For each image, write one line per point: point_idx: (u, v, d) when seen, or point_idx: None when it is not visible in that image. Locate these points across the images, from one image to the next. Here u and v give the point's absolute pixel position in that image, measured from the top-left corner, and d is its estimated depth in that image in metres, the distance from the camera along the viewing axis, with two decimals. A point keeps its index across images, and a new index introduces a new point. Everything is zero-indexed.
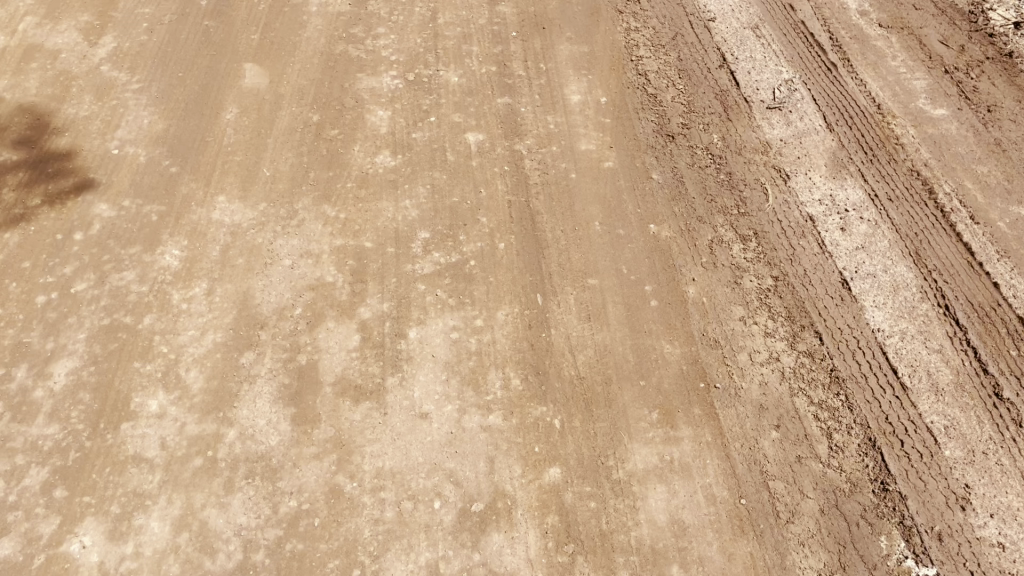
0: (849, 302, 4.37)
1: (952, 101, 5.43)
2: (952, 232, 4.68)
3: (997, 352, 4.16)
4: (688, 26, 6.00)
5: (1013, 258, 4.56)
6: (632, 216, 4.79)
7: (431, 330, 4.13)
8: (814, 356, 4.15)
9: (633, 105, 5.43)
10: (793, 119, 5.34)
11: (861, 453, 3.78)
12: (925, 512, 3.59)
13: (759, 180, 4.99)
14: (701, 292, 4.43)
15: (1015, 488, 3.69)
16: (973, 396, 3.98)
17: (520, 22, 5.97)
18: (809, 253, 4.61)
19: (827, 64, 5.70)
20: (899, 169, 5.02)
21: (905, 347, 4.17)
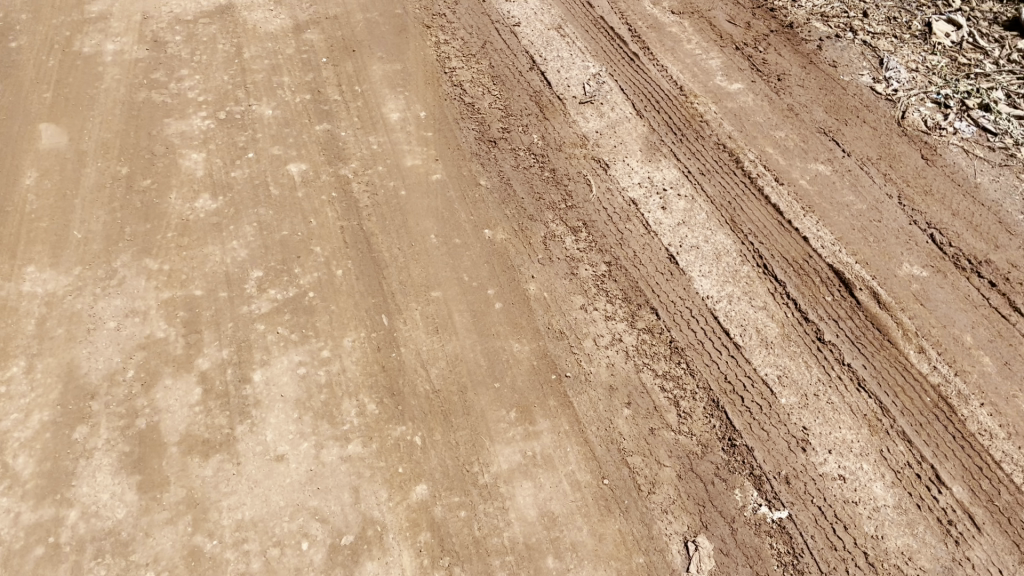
0: (678, 276, 4.61)
1: (746, 74, 5.82)
2: (761, 196, 5.01)
3: (814, 300, 4.48)
4: (496, 32, 6.14)
5: (817, 211, 4.91)
6: (465, 223, 4.85)
7: (276, 369, 4.04)
8: (654, 332, 4.35)
9: (452, 115, 5.50)
10: (604, 111, 5.57)
11: (707, 416, 4.00)
12: (771, 459, 3.83)
13: (581, 172, 5.17)
14: (541, 288, 4.55)
15: (846, 422, 3.97)
16: (799, 344, 4.29)
17: (329, 47, 5.92)
18: (636, 235, 4.82)
19: (629, 54, 5.98)
20: (707, 145, 5.34)
21: (733, 309, 4.44)
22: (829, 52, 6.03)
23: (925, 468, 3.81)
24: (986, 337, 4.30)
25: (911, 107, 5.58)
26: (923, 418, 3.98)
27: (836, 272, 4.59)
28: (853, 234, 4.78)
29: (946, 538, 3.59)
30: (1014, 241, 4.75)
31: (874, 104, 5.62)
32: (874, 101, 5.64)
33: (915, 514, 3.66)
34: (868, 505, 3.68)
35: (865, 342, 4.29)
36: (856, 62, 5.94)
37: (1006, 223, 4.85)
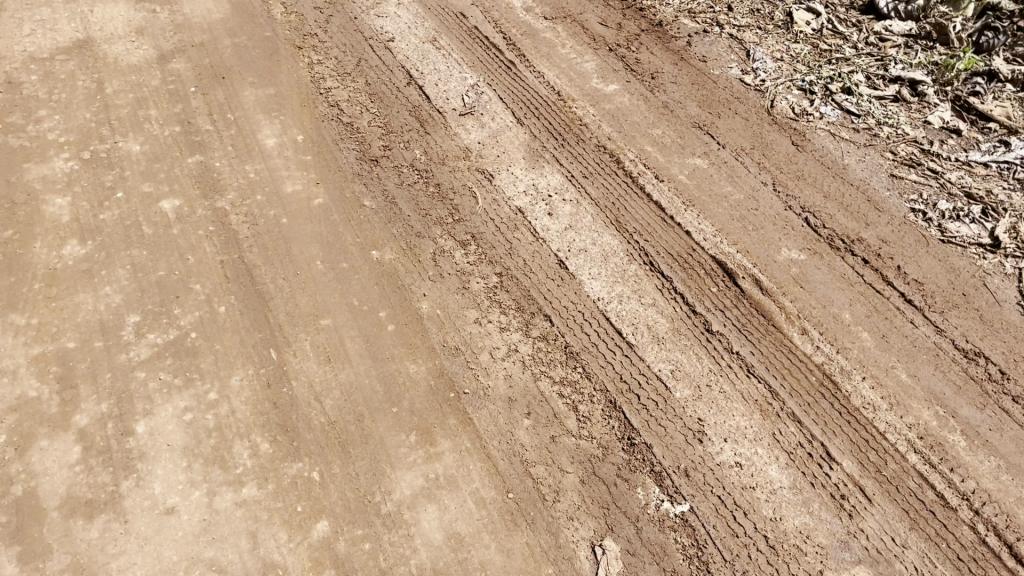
0: (568, 280, 4.64)
1: (620, 75, 5.92)
2: (643, 194, 5.10)
3: (700, 292, 4.59)
4: (370, 50, 6.08)
5: (697, 204, 5.04)
6: (352, 247, 4.76)
7: (160, 418, 3.88)
8: (549, 339, 4.36)
9: (331, 136, 5.40)
10: (485, 121, 5.57)
11: (606, 417, 4.03)
12: (669, 454, 3.89)
13: (466, 185, 5.15)
14: (433, 305, 4.49)
15: (739, 409, 4.07)
16: (689, 337, 4.38)
17: (197, 76, 5.74)
18: (525, 244, 4.83)
19: (505, 62, 6.01)
20: (588, 147, 5.40)
21: (624, 309, 4.50)
22: (699, 47, 6.19)
23: (816, 447, 3.93)
24: (864, 313, 4.48)
25: (779, 96, 5.78)
26: (810, 397, 4.12)
27: (719, 263, 4.72)
28: (733, 225, 4.92)
29: (840, 512, 3.71)
30: (883, 218, 4.97)
31: (744, 95, 5.80)
32: (744, 92, 5.82)
33: (810, 492, 3.78)
34: (765, 489, 3.78)
35: (751, 329, 4.42)
36: (725, 56, 6.12)
37: (874, 201, 5.07)
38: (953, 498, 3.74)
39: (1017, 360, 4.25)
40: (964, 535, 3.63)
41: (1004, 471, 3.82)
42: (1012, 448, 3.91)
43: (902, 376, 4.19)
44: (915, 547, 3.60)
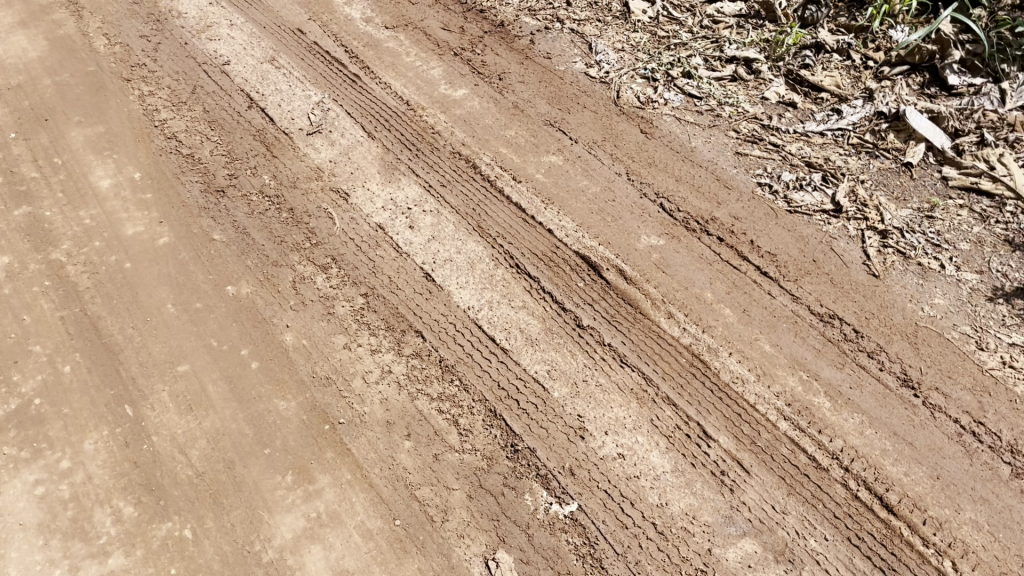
0: (437, 293, 4.56)
1: (467, 79, 5.89)
2: (503, 197, 5.08)
3: (568, 289, 4.60)
4: (205, 75, 5.82)
5: (556, 202, 5.06)
6: (205, 285, 4.52)
7: (10, 496, 3.66)
8: (422, 355, 4.26)
9: (171, 171, 5.13)
10: (334, 138, 5.42)
11: (488, 427, 3.98)
12: (554, 455, 3.88)
13: (321, 206, 4.98)
14: (298, 335, 4.31)
15: (617, 400, 4.10)
16: (562, 335, 4.38)
17: (17, 121, 5.36)
18: (388, 260, 4.71)
19: (350, 76, 5.87)
20: (443, 155, 5.33)
21: (496, 315, 4.46)
22: (542, 45, 6.23)
23: (693, 427, 4.01)
24: (724, 290, 4.61)
25: (624, 86, 5.89)
26: (683, 379, 4.20)
27: (583, 257, 4.75)
28: (592, 218, 4.97)
29: (722, 488, 3.80)
30: (733, 195, 5.14)
31: (591, 88, 5.87)
32: (590, 85, 5.90)
33: (692, 473, 3.85)
34: (649, 477, 3.82)
35: (621, 319, 4.47)
36: (568, 51, 6.18)
37: (723, 180, 5.24)
38: (824, 459, 3.89)
39: (868, 317, 4.47)
40: (838, 493, 3.77)
41: (867, 426, 4.00)
42: (873, 403, 4.09)
43: (766, 347, 4.33)
44: (794, 512, 3.72)
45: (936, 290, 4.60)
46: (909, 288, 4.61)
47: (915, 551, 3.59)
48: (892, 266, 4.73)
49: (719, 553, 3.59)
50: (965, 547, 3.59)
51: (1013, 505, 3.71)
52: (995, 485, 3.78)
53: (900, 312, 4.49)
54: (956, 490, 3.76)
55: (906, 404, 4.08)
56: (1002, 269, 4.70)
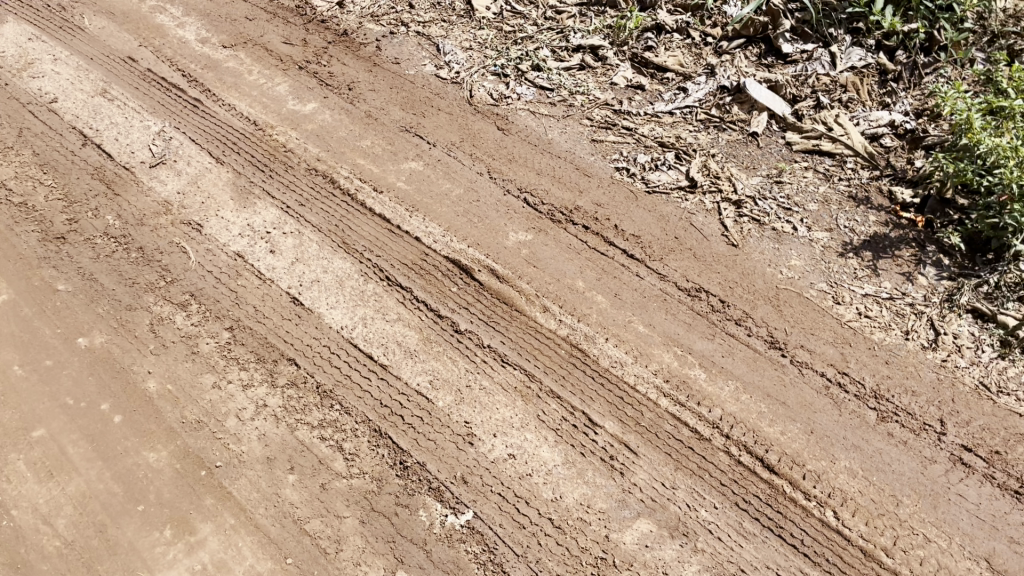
0: (307, 316, 4.40)
1: (315, 92, 5.74)
2: (366, 209, 4.95)
3: (442, 295, 4.53)
4: (32, 116, 5.47)
5: (421, 208, 4.98)
6: (54, 341, 4.25)
7: None
8: (298, 383, 4.11)
9: (4, 223, 4.80)
10: (180, 168, 5.17)
11: (374, 447, 3.88)
12: (444, 466, 3.82)
13: (173, 241, 4.75)
14: (162, 381, 4.09)
15: (501, 401, 4.08)
16: (440, 343, 4.31)
17: None
18: (252, 289, 4.53)
19: (190, 100, 5.62)
20: (299, 173, 5.16)
21: (371, 331, 4.34)
22: (389, 50, 6.14)
23: (579, 417, 4.04)
24: (595, 277, 4.67)
25: (475, 85, 5.87)
26: (564, 371, 4.22)
27: (454, 262, 4.69)
28: (458, 221, 4.92)
29: (612, 473, 3.84)
30: (593, 183, 5.21)
31: (443, 90, 5.83)
32: (442, 87, 5.85)
33: (582, 462, 3.87)
34: (541, 473, 3.83)
35: (497, 318, 4.45)
36: (416, 54, 6.11)
37: (583, 168, 5.31)
38: (706, 430, 3.99)
39: (732, 286, 4.62)
40: (721, 461, 3.88)
41: (742, 392, 4.14)
42: (745, 368, 4.24)
43: (640, 328, 4.42)
44: (682, 486, 3.81)
45: (791, 253, 4.80)
46: (768, 253, 4.80)
47: (799, 506, 3.73)
48: (749, 233, 4.91)
49: (617, 538, 3.63)
50: (843, 495, 3.75)
51: (882, 448, 3.91)
52: (864, 431, 3.97)
53: (761, 277, 4.67)
54: (829, 442, 3.94)
55: (775, 365, 4.25)
56: (849, 224, 4.95)
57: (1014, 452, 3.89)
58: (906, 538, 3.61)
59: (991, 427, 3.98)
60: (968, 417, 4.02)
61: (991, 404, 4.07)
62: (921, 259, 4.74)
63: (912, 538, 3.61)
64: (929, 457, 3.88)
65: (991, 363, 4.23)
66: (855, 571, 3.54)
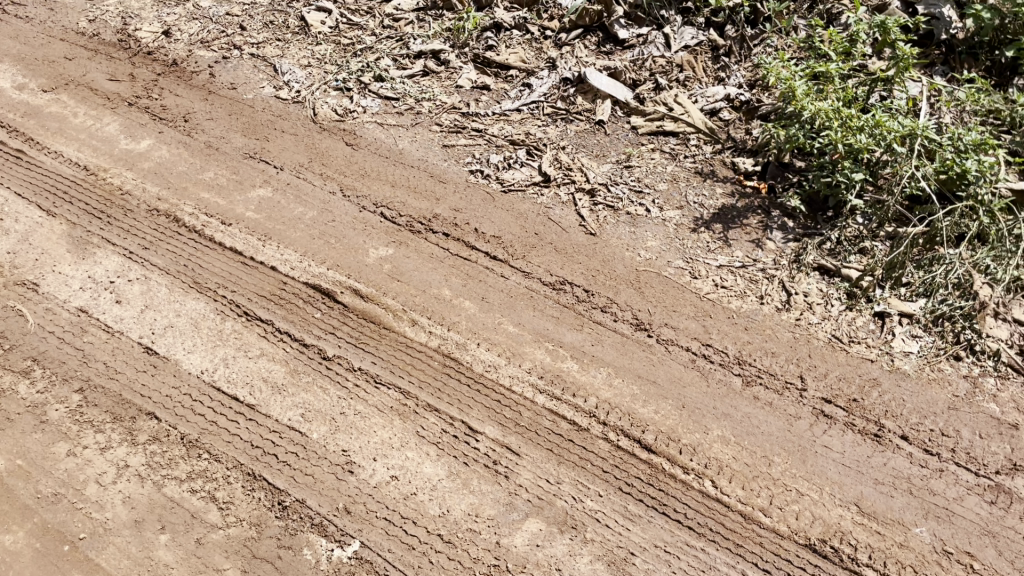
0: (163, 365, 4.20)
1: (149, 128, 5.48)
2: (216, 244, 4.76)
3: (305, 323, 4.38)
4: None
5: (274, 236, 4.81)
6: None
7: None
8: (160, 437, 3.91)
9: None
10: (8, 225, 4.84)
11: (249, 492, 3.73)
12: (325, 500, 3.72)
13: (8, 305, 4.44)
14: (10, 457, 3.82)
15: (378, 423, 3.98)
16: (308, 373, 4.17)
17: None
18: (100, 344, 4.28)
19: (12, 152, 5.27)
20: (139, 215, 4.91)
21: (234, 371, 4.17)
22: (223, 76, 5.93)
23: (458, 427, 3.99)
24: (460, 284, 4.62)
25: (318, 102, 5.74)
26: (439, 383, 4.15)
27: (314, 287, 4.53)
28: (314, 244, 4.78)
29: (497, 478, 3.83)
30: (449, 188, 5.17)
31: (285, 111, 5.67)
32: (283, 108, 5.69)
33: (466, 472, 3.84)
34: (425, 490, 3.77)
35: (366, 339, 4.32)
36: (253, 77, 5.93)
37: (436, 175, 5.26)
38: (584, 420, 4.03)
39: (595, 274, 4.70)
40: (601, 448, 3.94)
41: (614, 377, 4.21)
42: (615, 354, 4.32)
43: (510, 329, 4.41)
44: (567, 480, 3.83)
45: (647, 234, 4.94)
46: (625, 238, 4.91)
47: (678, 481, 3.82)
48: (605, 221, 5.01)
49: (508, 543, 3.62)
50: (719, 463, 3.87)
51: (750, 412, 4.06)
52: (732, 398, 4.12)
53: (621, 262, 4.77)
54: (700, 414, 4.06)
55: (643, 347, 4.35)
56: (698, 200, 5.14)
57: (870, 397, 4.10)
58: (781, 496, 3.75)
59: (847, 376, 4.19)
60: (825, 369, 4.22)
61: (845, 354, 4.28)
62: (768, 225, 4.95)
63: (786, 494, 3.76)
64: (794, 414, 4.05)
65: (841, 315, 4.46)
66: (738, 535, 3.65)
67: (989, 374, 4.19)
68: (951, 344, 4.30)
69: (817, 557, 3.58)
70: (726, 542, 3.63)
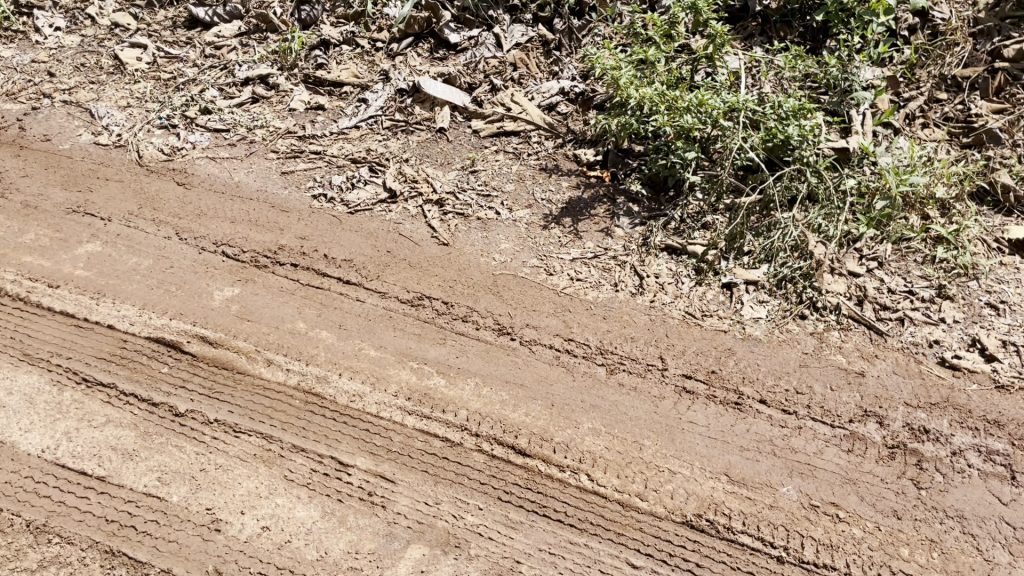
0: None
1: None
2: (45, 309, 4.44)
3: (152, 380, 4.15)
4: None
5: (108, 292, 4.53)
6: None
7: None
8: (4, 528, 3.63)
9: None
10: None
11: (109, 571, 3.50)
12: (193, 564, 3.52)
13: None
14: None
15: (242, 474, 3.82)
16: (161, 433, 3.96)
17: None
18: None
19: None
20: None
21: (78, 444, 3.92)
22: (35, 128, 5.59)
23: (328, 463, 3.86)
24: (315, 314, 4.46)
25: (143, 143, 5.46)
26: (303, 422, 4.00)
27: (157, 341, 4.29)
28: (154, 294, 4.52)
29: (374, 509, 3.72)
30: (292, 217, 4.99)
31: (107, 157, 5.36)
32: (104, 154, 5.39)
33: (341, 509, 3.72)
34: (300, 535, 3.63)
35: (220, 388, 4.12)
36: (68, 125, 5.61)
37: (278, 204, 5.08)
38: (456, 435, 3.97)
39: (452, 285, 4.63)
40: (476, 461, 3.89)
41: (482, 387, 4.16)
42: (481, 363, 4.28)
43: (371, 353, 4.29)
44: (445, 499, 3.76)
45: (500, 237, 4.93)
46: (477, 244, 4.89)
47: (555, 480, 3.83)
48: (456, 229, 4.97)
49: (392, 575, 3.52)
50: (593, 456, 3.90)
51: (617, 400, 4.12)
52: (599, 389, 4.17)
53: (477, 269, 4.74)
54: (570, 410, 4.08)
55: (507, 351, 4.33)
56: (546, 196, 5.18)
57: (727, 366, 4.23)
58: (655, 478, 3.82)
59: (704, 350, 4.31)
60: (683, 347, 4.33)
61: (700, 329, 4.41)
62: (614, 212, 5.06)
63: (660, 475, 3.83)
64: (658, 395, 4.14)
65: (692, 291, 4.59)
66: (618, 525, 3.69)
67: (832, 328, 4.40)
68: (795, 304, 4.50)
69: (695, 532, 3.66)
70: (608, 533, 3.67)
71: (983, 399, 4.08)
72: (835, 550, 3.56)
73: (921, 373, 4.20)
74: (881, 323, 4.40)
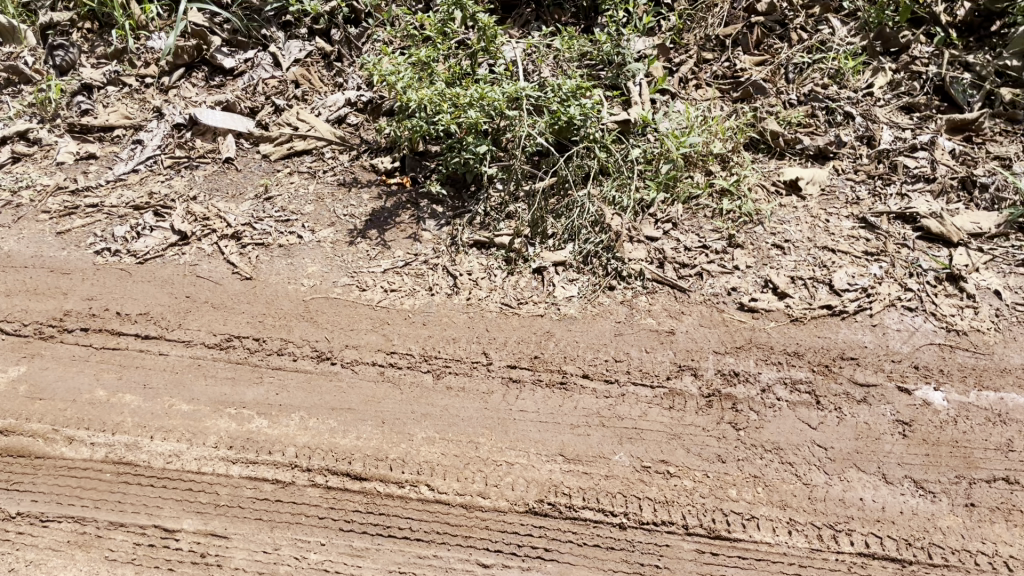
0: None
1: None
2: None
3: None
4: None
5: None
6: None
7: None
8: None
9: None
10: None
11: None
12: None
13: None
14: None
15: (57, 565, 3.58)
16: None
17: None
18: None
19: None
20: None
21: None
22: None
23: (152, 533, 3.64)
24: (115, 378, 4.17)
25: None
26: (117, 495, 3.75)
27: None
28: None
29: (209, 571, 3.55)
30: (75, 278, 4.64)
31: None
32: None
33: None
34: None
35: (19, 477, 3.83)
36: None
37: (56, 267, 4.72)
38: (286, 474, 3.82)
39: (262, 319, 4.45)
40: (312, 496, 3.77)
41: (308, 419, 4.03)
42: (302, 395, 4.13)
43: (183, 408, 4.05)
44: (284, 543, 3.62)
45: (305, 261, 4.79)
46: (283, 272, 4.73)
47: (396, 498, 3.76)
48: (258, 260, 4.79)
49: None
50: (431, 465, 3.85)
51: (447, 403, 4.10)
52: (427, 395, 4.14)
53: (286, 297, 4.58)
54: (401, 423, 4.02)
55: (329, 377, 4.21)
56: (347, 211, 5.08)
57: (548, 350, 4.31)
58: (493, 474, 3.83)
59: (525, 337, 4.37)
60: (504, 338, 4.37)
61: (517, 318, 4.47)
62: (419, 217, 5.04)
63: (498, 470, 3.85)
64: (486, 390, 4.16)
65: (505, 282, 4.66)
66: (464, 528, 3.68)
67: (639, 293, 4.57)
68: (602, 277, 4.64)
69: (539, 517, 3.71)
70: (455, 538, 3.65)
71: (782, 334, 4.36)
72: (671, 506, 3.71)
73: (725, 320, 4.43)
74: (683, 281, 4.62)
